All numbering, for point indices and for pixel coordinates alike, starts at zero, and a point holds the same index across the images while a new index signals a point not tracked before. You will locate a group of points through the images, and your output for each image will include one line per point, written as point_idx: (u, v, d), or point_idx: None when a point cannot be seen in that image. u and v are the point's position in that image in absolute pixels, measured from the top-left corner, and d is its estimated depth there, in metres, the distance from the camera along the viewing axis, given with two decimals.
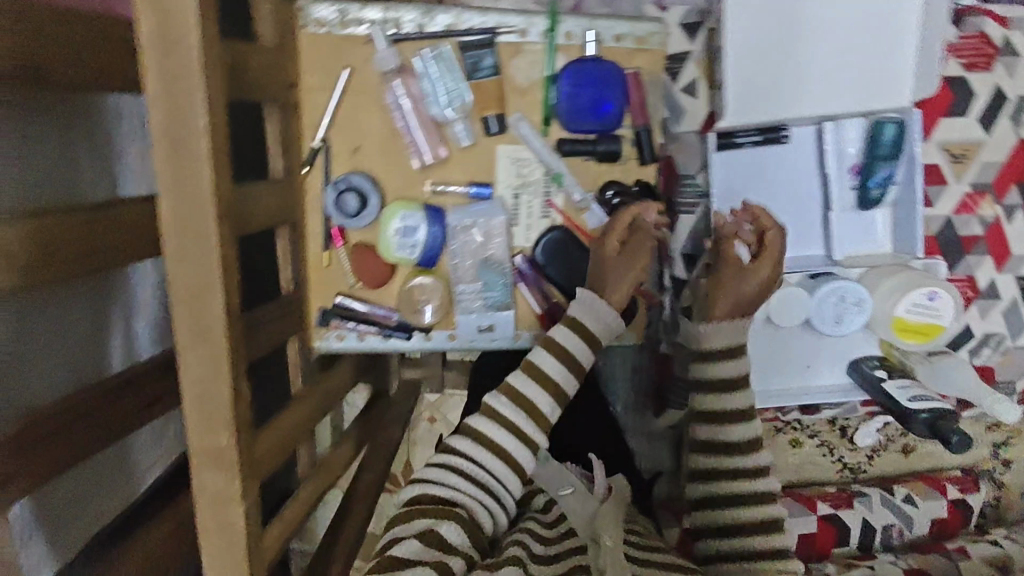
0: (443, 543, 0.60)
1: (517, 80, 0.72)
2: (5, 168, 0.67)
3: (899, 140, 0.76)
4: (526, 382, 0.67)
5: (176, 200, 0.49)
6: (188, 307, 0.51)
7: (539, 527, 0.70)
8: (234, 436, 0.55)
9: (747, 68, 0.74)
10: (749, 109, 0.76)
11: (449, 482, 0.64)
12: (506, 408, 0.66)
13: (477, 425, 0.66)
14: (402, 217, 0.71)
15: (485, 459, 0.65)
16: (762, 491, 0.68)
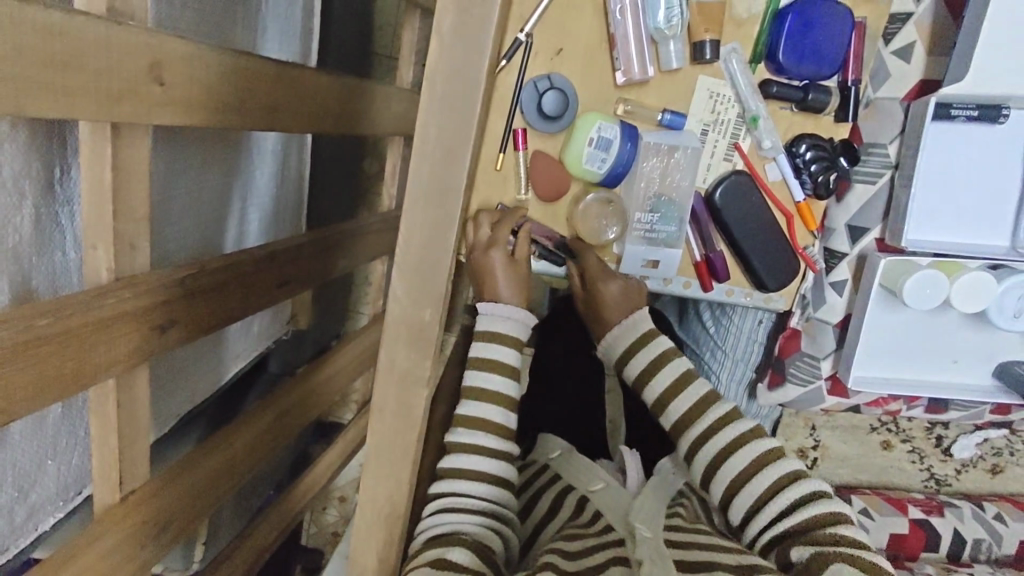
0: (459, 566, 0.58)
1: (736, 11, 0.68)
2: (185, 9, 0.67)
3: None
4: (470, 405, 0.67)
5: (451, 44, 0.45)
6: (433, 160, 0.47)
7: (577, 529, 0.71)
8: (439, 313, 0.50)
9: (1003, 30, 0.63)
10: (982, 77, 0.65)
11: (454, 519, 0.63)
12: (472, 438, 0.66)
13: (450, 467, 0.67)
14: (599, 128, 0.67)
15: (468, 487, 0.65)
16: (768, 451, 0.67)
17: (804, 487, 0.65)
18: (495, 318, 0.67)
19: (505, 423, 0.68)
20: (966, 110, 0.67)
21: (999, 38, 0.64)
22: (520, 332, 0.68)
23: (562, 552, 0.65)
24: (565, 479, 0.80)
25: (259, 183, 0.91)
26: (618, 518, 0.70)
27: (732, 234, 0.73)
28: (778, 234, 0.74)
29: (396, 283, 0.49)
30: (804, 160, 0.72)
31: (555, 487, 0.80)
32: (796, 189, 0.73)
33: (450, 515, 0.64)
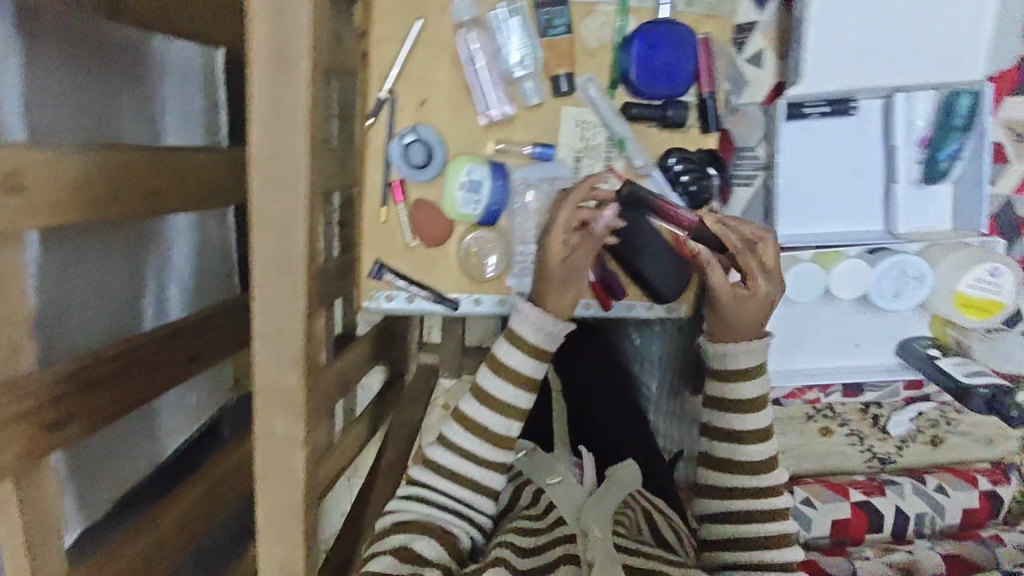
0: (424, 557, 0.66)
1: (586, 41, 0.71)
2: (57, 109, 0.69)
3: (973, 112, 0.67)
4: (478, 409, 0.71)
5: (269, 128, 0.47)
6: (269, 234, 0.49)
7: (528, 521, 0.73)
8: (305, 377, 0.52)
9: (831, 34, 0.66)
10: (823, 76, 0.67)
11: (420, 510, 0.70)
12: (458, 436, 0.71)
13: (429, 456, 0.72)
14: (467, 171, 0.70)
15: (445, 484, 0.71)
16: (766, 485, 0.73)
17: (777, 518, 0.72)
18: (524, 319, 0.71)
19: (506, 436, 0.72)
20: (819, 106, 0.71)
21: (832, 37, 0.66)
22: (545, 340, 0.71)
23: (517, 547, 0.69)
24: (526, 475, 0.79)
25: (176, 259, 0.94)
26: (570, 515, 0.72)
27: (620, 253, 0.76)
28: (666, 244, 0.76)
29: (260, 355, 0.52)
30: (675, 172, 0.74)
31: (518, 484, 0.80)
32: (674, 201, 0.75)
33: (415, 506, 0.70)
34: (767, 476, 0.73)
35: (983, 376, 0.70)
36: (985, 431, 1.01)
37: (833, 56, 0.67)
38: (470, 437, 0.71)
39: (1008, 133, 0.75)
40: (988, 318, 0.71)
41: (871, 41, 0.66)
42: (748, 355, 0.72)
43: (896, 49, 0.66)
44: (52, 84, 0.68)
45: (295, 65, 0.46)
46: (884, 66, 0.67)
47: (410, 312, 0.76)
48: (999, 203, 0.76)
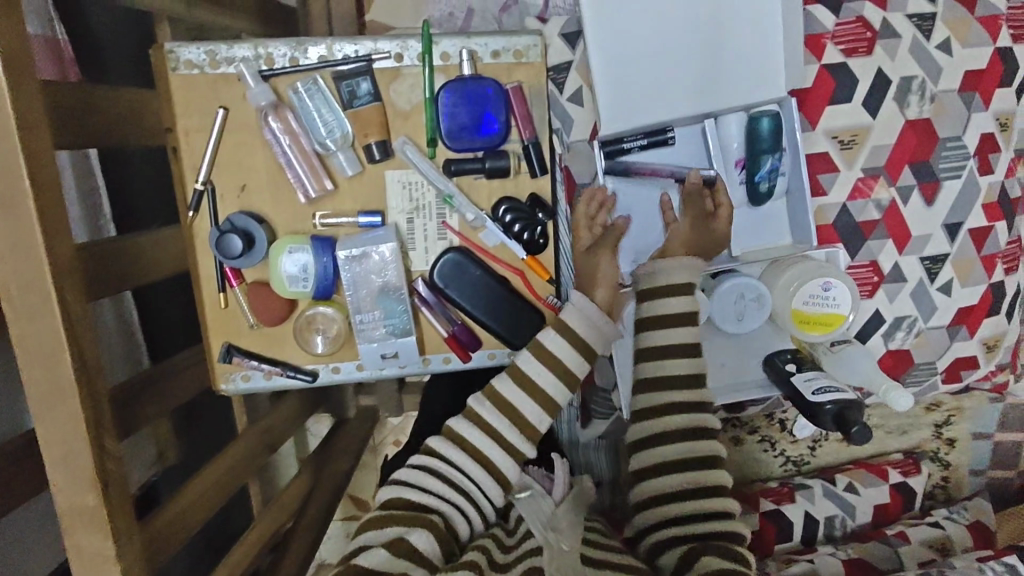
0: (415, 550, 0.58)
1: (398, 106, 0.71)
2: None
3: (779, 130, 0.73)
4: (493, 413, 0.68)
5: (12, 264, 0.47)
6: (37, 365, 0.49)
7: (500, 536, 0.66)
8: (102, 495, 0.52)
9: (626, 72, 0.74)
10: (622, 113, 0.74)
11: (425, 492, 0.64)
12: (472, 433, 0.68)
13: (456, 431, 0.68)
14: (289, 253, 0.70)
15: (470, 463, 0.66)
16: (717, 480, 0.67)
17: (727, 514, 0.65)
18: (573, 311, 0.71)
19: (536, 425, 0.69)
20: (637, 140, 0.75)
21: (631, 76, 0.74)
22: (588, 333, 0.71)
23: (489, 559, 0.62)
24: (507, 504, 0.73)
25: None
26: (540, 528, 0.65)
27: (464, 306, 0.75)
28: (509, 292, 0.75)
29: (54, 480, 0.51)
30: (505, 222, 0.74)
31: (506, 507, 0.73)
32: (515, 248, 0.75)
33: (436, 481, 0.65)
34: (718, 472, 0.67)
35: (832, 393, 0.69)
36: (897, 421, 0.99)
37: (634, 96, 0.74)
38: (486, 442, 0.67)
39: (836, 143, 0.84)
40: (830, 332, 0.70)
41: (671, 75, 0.74)
42: (676, 270, 0.71)
43: (697, 76, 0.74)
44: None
45: (23, 201, 0.46)
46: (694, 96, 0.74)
47: (270, 390, 0.76)
48: (838, 210, 0.85)
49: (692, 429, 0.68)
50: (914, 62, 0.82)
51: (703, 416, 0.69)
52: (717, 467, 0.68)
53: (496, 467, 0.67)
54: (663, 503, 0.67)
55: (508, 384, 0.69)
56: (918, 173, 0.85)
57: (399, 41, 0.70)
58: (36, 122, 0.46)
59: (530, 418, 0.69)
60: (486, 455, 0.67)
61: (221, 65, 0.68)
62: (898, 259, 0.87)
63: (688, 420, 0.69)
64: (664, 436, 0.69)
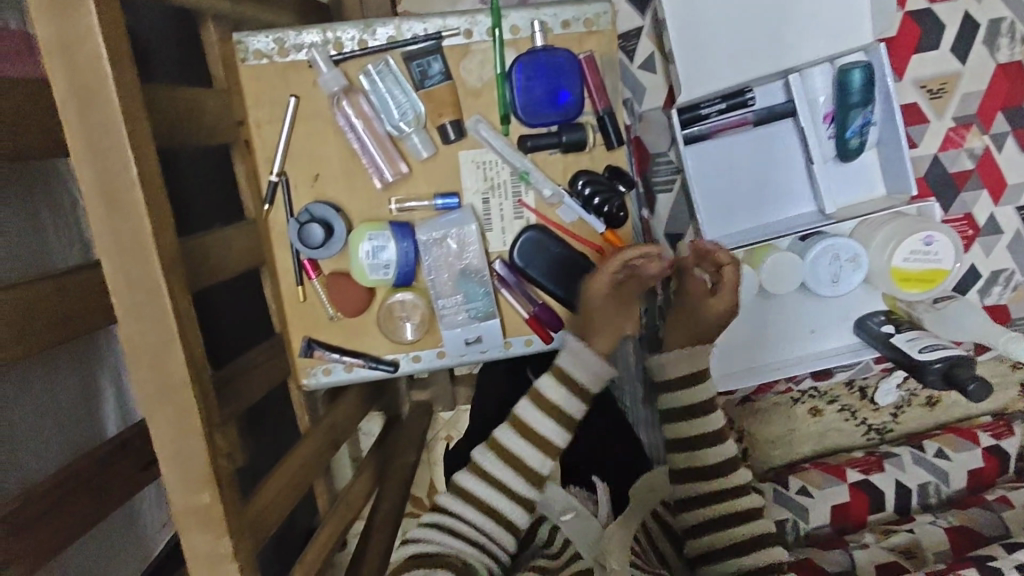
0: None
1: (469, 83, 0.70)
2: None
3: (870, 80, 0.65)
4: (539, 420, 0.68)
5: (117, 257, 0.46)
6: (148, 362, 0.48)
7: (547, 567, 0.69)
8: (217, 492, 0.51)
9: (695, 33, 0.65)
10: (702, 75, 0.66)
11: (440, 542, 0.65)
12: (512, 445, 0.68)
13: (461, 485, 0.68)
14: (369, 239, 0.69)
15: (476, 512, 0.67)
16: (747, 507, 0.69)
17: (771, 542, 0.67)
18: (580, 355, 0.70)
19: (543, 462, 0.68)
20: (714, 105, 0.68)
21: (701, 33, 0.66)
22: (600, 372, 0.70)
23: None
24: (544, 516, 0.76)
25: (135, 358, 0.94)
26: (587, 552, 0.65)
27: (547, 285, 0.73)
28: (589, 268, 0.73)
29: (166, 478, 0.50)
30: (584, 196, 0.72)
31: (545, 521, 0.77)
32: (593, 223, 0.73)
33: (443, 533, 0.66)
34: (745, 498, 0.69)
35: (939, 350, 0.66)
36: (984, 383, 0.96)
37: (710, 54, 0.66)
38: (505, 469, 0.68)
39: (924, 93, 0.81)
40: (931, 287, 0.68)
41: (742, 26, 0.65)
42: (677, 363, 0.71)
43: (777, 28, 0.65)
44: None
45: (128, 193, 0.45)
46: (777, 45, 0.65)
47: (352, 382, 0.75)
48: (930, 163, 0.83)
49: (700, 467, 0.70)
50: (999, 4, 0.79)
51: (718, 450, 0.70)
52: (744, 491, 0.69)
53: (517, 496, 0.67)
54: (708, 541, 0.69)
55: (554, 387, 0.69)
56: (1011, 119, 0.82)
57: (467, 16, 0.68)
58: (137, 109, 0.45)
59: None
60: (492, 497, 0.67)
61: (290, 52, 0.67)
62: (994, 210, 0.84)
63: (699, 458, 0.70)
64: (688, 481, 0.71)
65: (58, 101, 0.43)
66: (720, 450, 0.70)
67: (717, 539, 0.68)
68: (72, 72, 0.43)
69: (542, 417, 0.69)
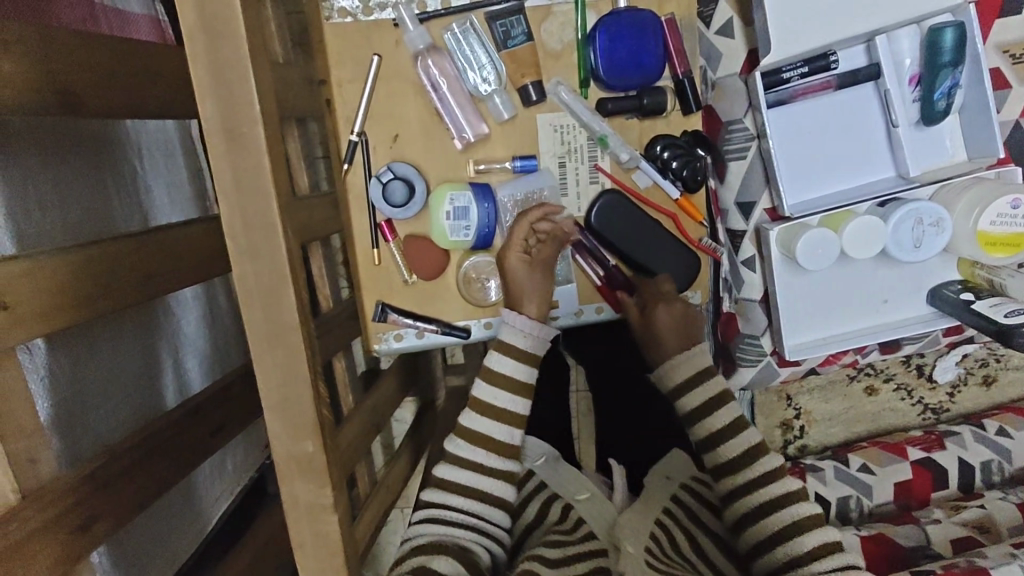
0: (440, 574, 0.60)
1: (549, 45, 0.70)
2: (47, 199, 0.67)
3: (962, 42, 0.63)
4: (499, 394, 0.69)
5: (235, 195, 0.46)
6: (259, 303, 0.48)
7: (562, 535, 0.73)
8: (321, 440, 0.50)
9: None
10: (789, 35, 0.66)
11: (451, 522, 0.66)
12: (478, 423, 0.69)
13: (451, 453, 0.69)
14: (451, 200, 0.69)
15: (476, 485, 0.68)
16: (783, 493, 0.66)
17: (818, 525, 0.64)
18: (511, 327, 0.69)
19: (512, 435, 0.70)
20: (796, 69, 0.68)
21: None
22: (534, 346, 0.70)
23: (543, 560, 0.67)
24: (550, 486, 0.80)
25: (189, 330, 0.93)
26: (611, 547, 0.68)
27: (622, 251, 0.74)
28: (665, 235, 0.73)
29: (270, 425, 0.50)
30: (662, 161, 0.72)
31: (541, 493, 0.80)
32: (668, 189, 0.73)
33: (450, 510, 0.67)
34: (785, 483, 0.67)
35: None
36: None
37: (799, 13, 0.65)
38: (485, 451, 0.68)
39: (1007, 57, 0.69)
40: (1017, 252, 0.67)
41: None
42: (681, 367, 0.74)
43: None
44: (43, 180, 0.67)
45: (249, 130, 0.45)
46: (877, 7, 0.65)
47: (423, 348, 0.74)
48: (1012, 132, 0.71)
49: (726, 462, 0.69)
50: None
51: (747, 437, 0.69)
52: (780, 478, 0.67)
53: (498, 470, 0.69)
54: (755, 531, 0.66)
55: (505, 361, 0.69)
56: None
57: None
58: (258, 46, 0.45)
59: None
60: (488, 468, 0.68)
61: (374, 11, 0.66)
62: None
63: (723, 452, 0.69)
64: (724, 473, 0.69)
65: (185, 34, 0.43)
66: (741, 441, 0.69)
67: (765, 529, 0.65)
68: (202, 5, 0.43)
69: (492, 388, 0.69)
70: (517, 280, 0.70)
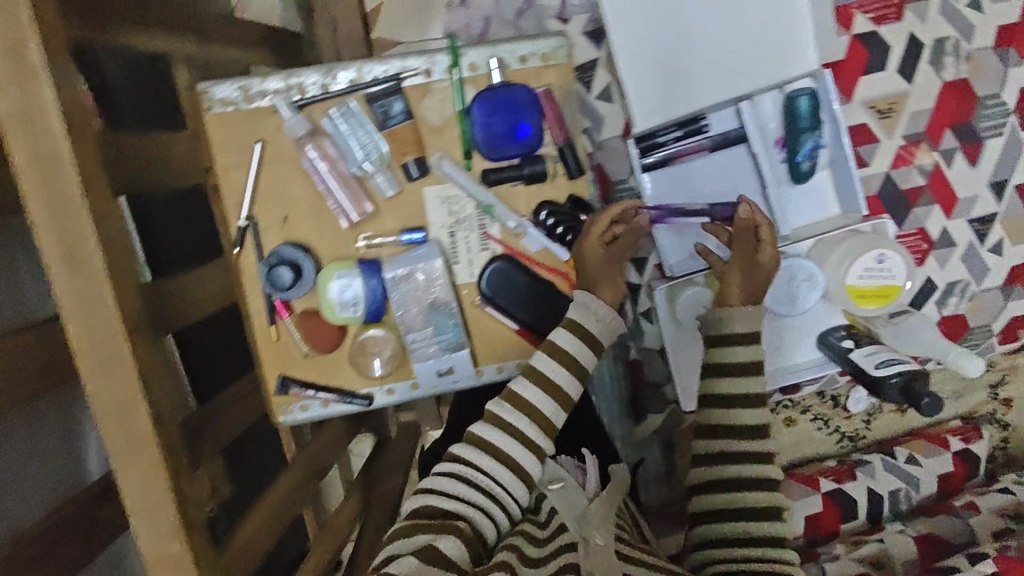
0: (446, 557, 0.57)
1: (430, 121, 0.71)
2: None
3: (816, 106, 0.68)
4: (529, 389, 0.67)
5: (81, 317, 0.48)
6: (115, 417, 0.49)
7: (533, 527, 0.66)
8: (187, 541, 0.52)
9: (651, 72, 0.74)
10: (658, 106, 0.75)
11: (453, 499, 0.62)
12: (508, 415, 0.66)
13: (478, 436, 0.66)
14: (338, 278, 0.71)
15: (493, 469, 0.64)
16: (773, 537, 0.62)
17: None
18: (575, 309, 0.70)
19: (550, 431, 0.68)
20: (671, 133, 0.72)
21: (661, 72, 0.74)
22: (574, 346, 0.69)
23: (521, 554, 0.61)
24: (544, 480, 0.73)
25: None
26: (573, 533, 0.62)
27: (521, 315, 0.75)
28: (557, 297, 0.75)
29: (137, 530, 0.51)
30: (548, 226, 0.73)
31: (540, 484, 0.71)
32: (557, 251, 0.74)
33: (459, 488, 0.63)
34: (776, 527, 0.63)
35: (894, 365, 0.68)
36: (952, 386, 0.98)
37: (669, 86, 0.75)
38: (507, 439, 0.65)
39: (874, 113, 0.83)
40: (887, 304, 0.69)
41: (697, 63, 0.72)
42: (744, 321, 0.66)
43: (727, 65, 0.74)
44: None
45: (91, 256, 0.47)
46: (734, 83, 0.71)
47: (328, 417, 0.76)
48: (880, 180, 0.85)
49: (744, 481, 0.64)
50: (945, 23, 0.81)
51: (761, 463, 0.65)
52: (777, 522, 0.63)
53: (521, 469, 0.65)
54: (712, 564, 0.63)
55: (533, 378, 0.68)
56: (960, 135, 0.84)
57: (426, 56, 0.70)
58: (95, 175, 0.47)
59: None
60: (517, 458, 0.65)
61: (254, 99, 0.68)
62: (945, 223, 0.86)
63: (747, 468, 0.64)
64: (724, 485, 0.65)
65: (18, 173, 0.45)
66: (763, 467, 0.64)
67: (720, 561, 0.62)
68: (30, 144, 0.44)
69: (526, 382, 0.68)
70: (593, 272, 0.71)
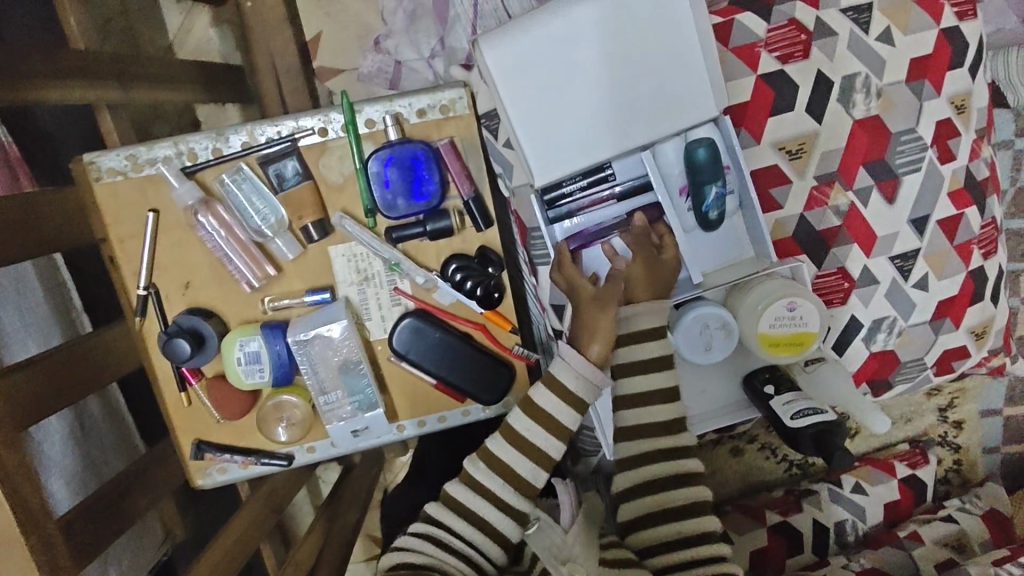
0: None
1: (329, 180, 0.70)
2: None
3: (716, 155, 0.69)
4: (506, 448, 0.68)
5: None
6: None
7: None
8: None
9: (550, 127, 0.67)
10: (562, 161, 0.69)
11: (423, 553, 0.66)
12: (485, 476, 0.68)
13: (451, 496, 0.69)
14: (241, 346, 0.69)
15: (466, 529, 0.67)
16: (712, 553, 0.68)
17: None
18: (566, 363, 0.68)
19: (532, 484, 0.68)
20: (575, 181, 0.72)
21: (599, 77, 0.66)
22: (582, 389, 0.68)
23: None
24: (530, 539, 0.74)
25: None
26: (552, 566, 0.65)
27: (434, 370, 0.73)
28: (473, 350, 0.73)
29: None
30: (456, 281, 0.72)
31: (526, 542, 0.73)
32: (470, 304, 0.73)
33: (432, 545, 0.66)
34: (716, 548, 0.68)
35: (810, 415, 0.69)
36: (900, 410, 0.98)
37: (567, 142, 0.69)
38: (483, 498, 0.68)
39: (784, 154, 0.81)
40: (802, 351, 0.70)
41: (611, 88, 0.67)
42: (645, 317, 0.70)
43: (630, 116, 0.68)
44: None
45: None
46: (665, 111, 0.69)
47: (248, 478, 0.76)
48: (796, 222, 0.82)
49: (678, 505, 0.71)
50: (855, 59, 0.79)
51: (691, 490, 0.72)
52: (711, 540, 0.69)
53: (491, 525, 0.67)
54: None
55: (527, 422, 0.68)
56: (875, 172, 0.81)
57: (320, 115, 0.68)
58: None
59: (497, 488, 0.68)
60: (491, 516, 0.67)
61: (144, 167, 0.67)
62: (866, 262, 0.83)
63: (679, 493, 0.71)
64: (665, 513, 0.71)
65: None
66: (691, 492, 0.71)
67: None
68: None
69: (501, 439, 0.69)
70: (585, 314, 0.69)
